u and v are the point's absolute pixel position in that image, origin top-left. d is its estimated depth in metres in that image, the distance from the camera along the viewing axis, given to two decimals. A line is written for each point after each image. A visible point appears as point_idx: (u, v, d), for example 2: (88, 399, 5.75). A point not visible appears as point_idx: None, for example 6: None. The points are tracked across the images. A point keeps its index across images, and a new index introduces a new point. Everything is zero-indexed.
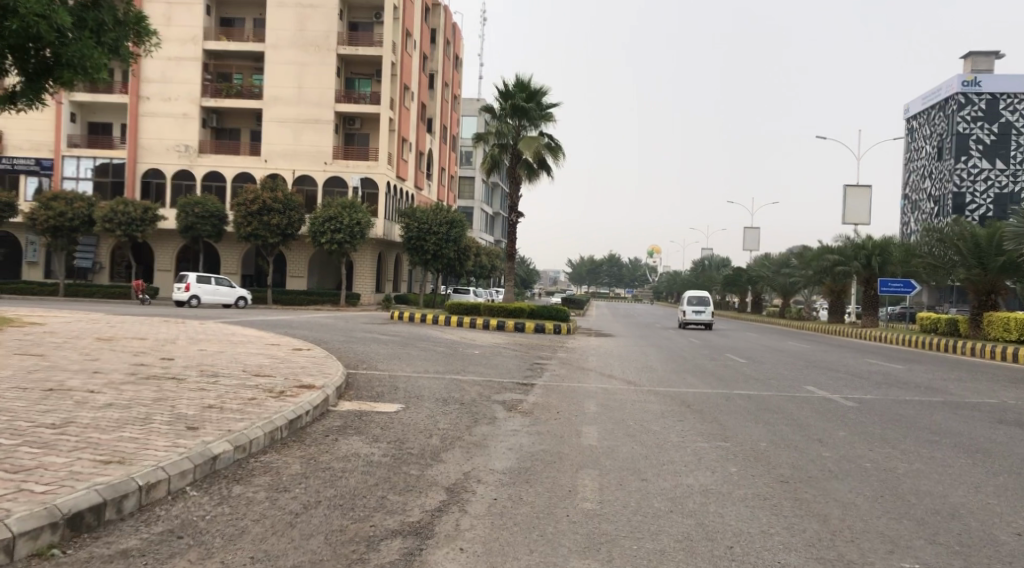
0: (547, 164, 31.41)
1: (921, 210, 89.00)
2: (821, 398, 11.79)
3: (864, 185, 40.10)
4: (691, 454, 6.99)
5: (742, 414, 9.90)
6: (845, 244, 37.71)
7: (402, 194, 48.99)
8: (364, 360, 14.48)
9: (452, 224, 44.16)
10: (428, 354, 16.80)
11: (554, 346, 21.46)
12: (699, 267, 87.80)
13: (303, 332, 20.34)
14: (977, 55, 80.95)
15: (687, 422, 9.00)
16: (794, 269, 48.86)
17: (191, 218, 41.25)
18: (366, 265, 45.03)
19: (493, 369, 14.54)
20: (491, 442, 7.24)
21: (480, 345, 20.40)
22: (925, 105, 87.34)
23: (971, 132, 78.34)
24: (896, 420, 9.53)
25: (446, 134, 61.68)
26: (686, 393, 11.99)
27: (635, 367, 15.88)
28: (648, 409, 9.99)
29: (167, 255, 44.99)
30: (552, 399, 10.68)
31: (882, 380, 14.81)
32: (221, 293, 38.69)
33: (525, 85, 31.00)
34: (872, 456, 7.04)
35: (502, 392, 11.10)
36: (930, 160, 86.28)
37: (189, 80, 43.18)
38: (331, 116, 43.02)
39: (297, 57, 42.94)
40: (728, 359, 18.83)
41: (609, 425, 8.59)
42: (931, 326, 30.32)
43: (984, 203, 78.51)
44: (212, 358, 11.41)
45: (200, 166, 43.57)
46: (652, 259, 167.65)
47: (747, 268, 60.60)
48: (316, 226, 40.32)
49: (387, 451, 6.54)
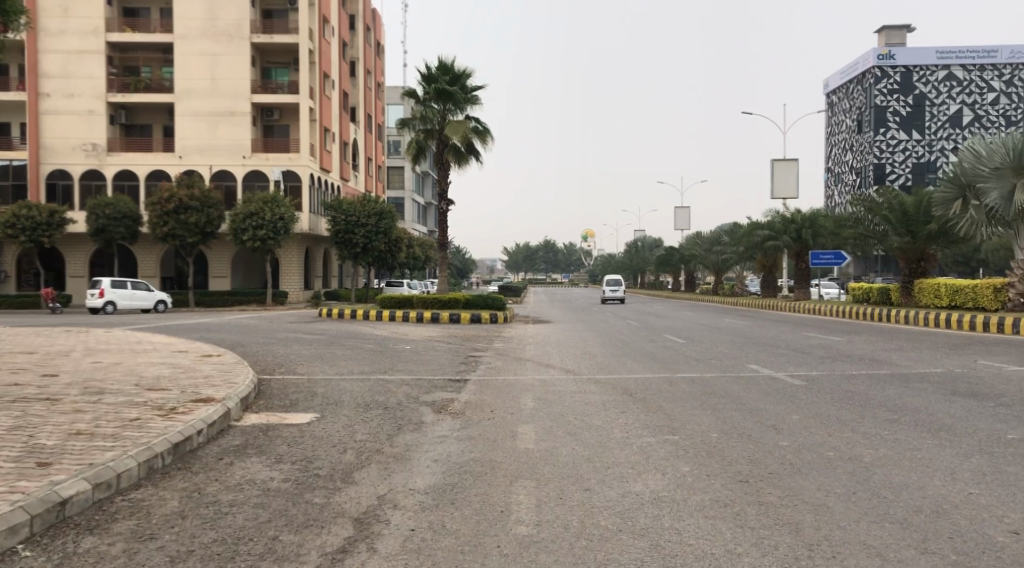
0: (475, 148, 30.49)
1: (844, 183, 91.28)
2: (767, 378, 11.29)
3: (791, 159, 40.45)
4: (640, 454, 6.27)
5: (688, 400, 9.26)
6: (774, 218, 37.92)
7: (327, 186, 47.35)
8: (283, 363, 13.36)
9: (381, 215, 42.93)
10: (355, 352, 15.76)
11: (489, 336, 20.60)
12: (632, 249, 88.16)
13: (221, 335, 19.00)
14: (890, 29, 83.07)
15: (632, 414, 8.29)
16: (726, 247, 49.21)
17: (102, 221, 38.86)
18: (293, 261, 43.38)
19: (425, 365, 13.62)
20: (414, 454, 6.38)
21: (412, 340, 19.40)
22: (843, 80, 89.45)
23: (888, 105, 80.59)
24: (849, 399, 9.03)
25: (371, 123, 60.01)
26: (629, 380, 11.30)
27: (575, 354, 15.17)
28: (591, 401, 9.26)
29: (78, 260, 42.42)
30: (486, 396, 9.87)
31: (825, 355, 14.44)
32: (139, 297, 36.61)
33: (448, 67, 29.99)
34: (834, 444, 6.44)
35: (432, 392, 10.24)
36: (850, 133, 88.49)
37: (92, 74, 40.67)
38: (248, 108, 41.07)
39: (208, 48, 40.83)
40: (668, 340, 18.31)
41: (548, 423, 7.82)
42: (863, 296, 30.61)
43: (903, 172, 80.83)
44: (105, 371, 10.17)
45: (110, 165, 41.17)
46: (587, 243, 168.56)
47: (680, 247, 60.91)
48: (237, 223, 38.53)
49: (290, 475, 5.61)
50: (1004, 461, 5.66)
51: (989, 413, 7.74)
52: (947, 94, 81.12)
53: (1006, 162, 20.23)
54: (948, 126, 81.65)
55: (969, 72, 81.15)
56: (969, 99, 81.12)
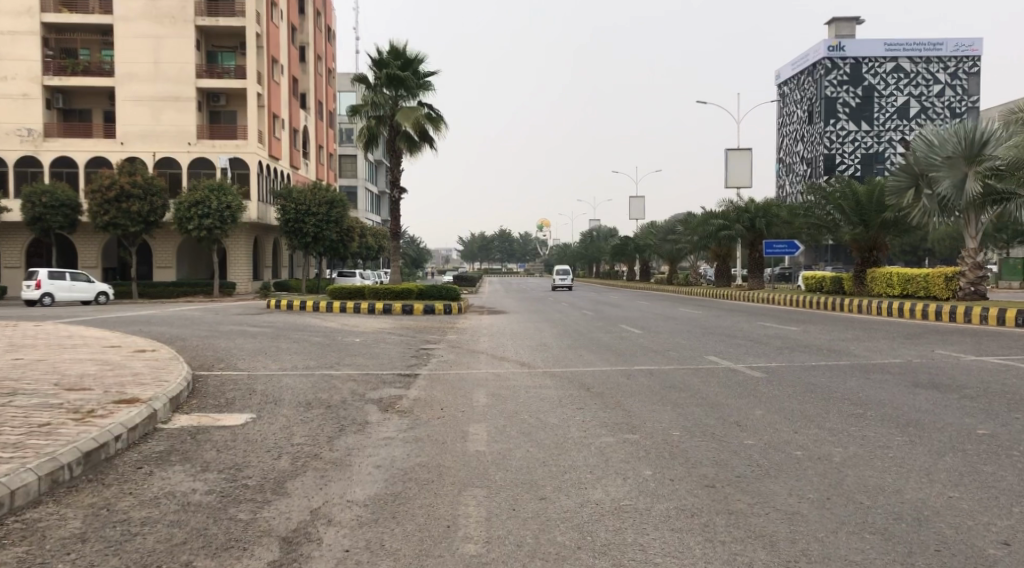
0: (428, 136, 29.83)
1: (794, 173, 92.59)
2: (726, 370, 11.03)
3: (744, 149, 40.62)
4: (600, 456, 5.88)
5: (647, 394, 8.90)
6: (728, 208, 38.02)
7: (276, 174, 46.13)
8: (224, 359, 12.64)
9: (332, 204, 41.99)
10: (301, 346, 15.08)
11: (443, 328, 20.07)
12: (587, 239, 88.21)
13: (159, 328, 18.08)
14: (840, 21, 84.36)
15: (589, 410, 7.90)
16: (681, 236, 49.36)
17: (38, 209, 37.19)
18: (241, 251, 42.17)
19: (374, 359, 13.05)
20: (356, 460, 5.89)
21: (363, 332, 18.76)
22: (794, 71, 90.65)
23: (838, 96, 81.92)
24: (810, 392, 8.78)
25: (321, 110, 58.72)
26: (585, 373, 10.93)
27: (530, 346, 14.78)
28: (546, 396, 8.84)
29: (13, 250, 40.58)
30: (437, 393, 9.38)
31: (782, 345, 14.26)
32: (78, 289, 35.11)
33: (400, 52, 29.25)
34: (801, 445, 6.14)
35: (380, 388, 9.73)
36: (801, 124, 89.72)
37: (27, 56, 38.83)
38: (193, 93, 39.69)
39: (150, 30, 39.29)
40: (624, 330, 18.04)
41: (501, 422, 7.38)
42: (816, 285, 30.82)
43: (852, 163, 82.02)
44: (24, 369, 9.37)
45: (46, 151, 39.40)
46: (542, 233, 168.57)
47: (635, 236, 61.00)
48: (182, 212, 37.23)
49: (216, 485, 5.08)
50: (978, 460, 5.42)
51: (954, 406, 7.54)
52: (894, 86, 82.68)
53: (957, 151, 20.43)
54: (895, 117, 83.22)
55: (915, 64, 82.91)
56: (915, 91, 82.88)
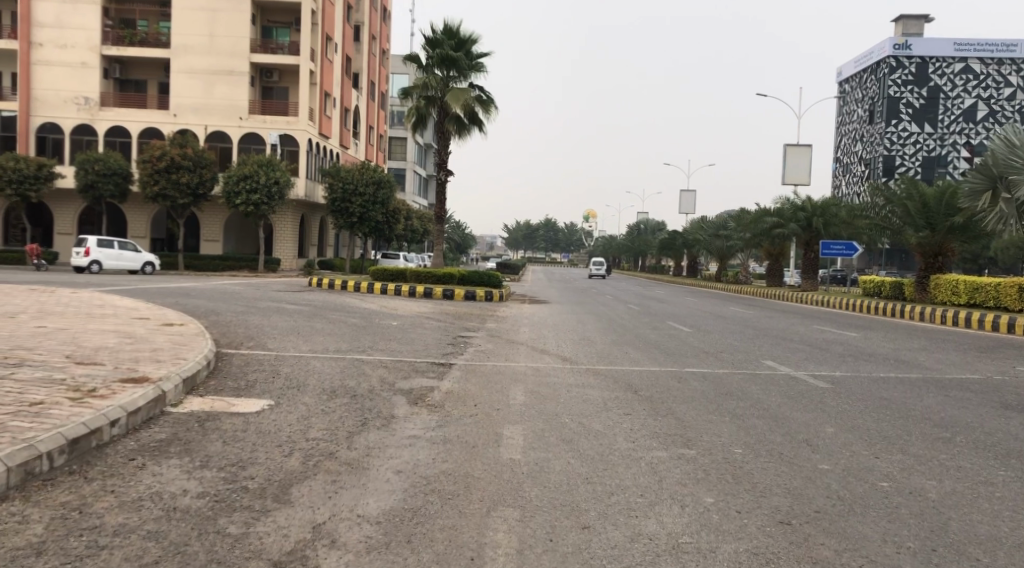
0: (477, 119, 29.11)
1: (852, 173, 89.78)
2: (787, 377, 10.12)
3: (805, 145, 39.10)
4: (650, 477, 5.14)
5: (701, 402, 8.09)
6: (784, 205, 36.62)
7: (325, 152, 45.92)
8: (254, 337, 12.10)
9: (380, 184, 41.64)
10: (335, 327, 14.51)
11: (483, 315, 19.41)
12: (634, 231, 86.82)
13: (194, 302, 17.69)
14: (908, 18, 81.23)
15: (638, 417, 7.13)
16: (732, 232, 47.99)
17: (91, 176, 37.49)
18: (287, 228, 42.09)
19: (410, 345, 12.43)
20: (375, 463, 5.22)
21: (401, 316, 18.17)
22: (856, 69, 87.74)
23: (901, 96, 79.00)
24: (885, 409, 7.89)
25: (373, 91, 58.44)
26: (631, 372, 10.14)
27: (572, 339, 14.04)
28: (590, 397, 8.09)
29: (66, 217, 41.02)
30: (473, 387, 8.66)
31: (843, 353, 13.26)
32: (125, 258, 35.27)
33: (454, 32, 28.51)
34: (888, 474, 5.31)
35: (412, 378, 9.08)
36: (861, 123, 86.88)
37: (87, 25, 39.17)
38: (247, 68, 39.60)
39: (207, 3, 39.27)
40: (671, 328, 17.17)
41: (540, 425, 6.66)
42: (874, 289, 29.43)
43: (913, 165, 79.08)
44: (41, 337, 8.91)
45: (101, 121, 39.65)
46: (589, 223, 167.34)
47: (683, 231, 59.65)
48: (231, 186, 37.18)
49: (213, 487, 4.45)
50: None
51: None
52: (962, 87, 79.32)
53: None
54: (961, 120, 79.97)
55: (986, 66, 79.26)
56: (985, 93, 79.33)
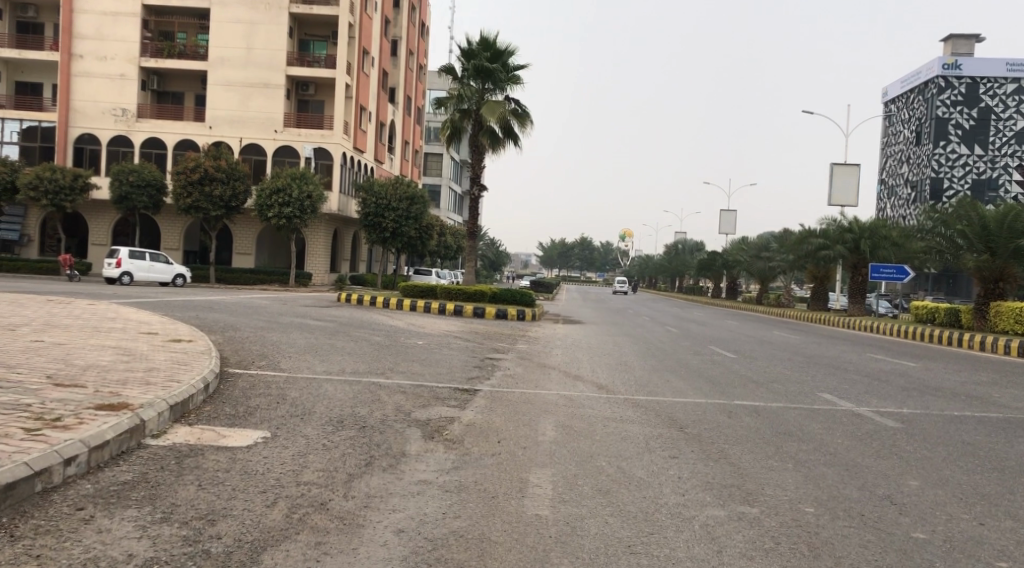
0: (513, 133, 28.37)
1: (897, 196, 87.36)
2: (850, 415, 9.04)
3: (852, 164, 37.70)
4: (706, 547, 4.21)
5: (757, 443, 7.09)
6: (829, 226, 35.23)
7: (359, 166, 45.58)
8: (268, 356, 11.31)
9: (413, 200, 41.11)
10: (356, 346, 13.70)
11: (516, 336, 18.49)
12: (671, 251, 85.40)
13: (215, 316, 17.01)
14: (956, 38, 79.05)
15: (686, 462, 6.18)
16: (775, 254, 46.59)
17: (125, 187, 37.46)
18: (319, 242, 41.67)
19: (435, 367, 11.58)
20: (374, 519, 4.34)
21: (429, 334, 17.36)
22: (903, 89, 85.67)
23: (950, 117, 76.68)
24: (973, 457, 6.82)
25: (410, 107, 58.19)
26: (675, 405, 9.16)
27: (610, 364, 13.08)
28: (630, 435, 7.14)
29: (102, 228, 41.07)
30: (498, 419, 7.74)
31: (907, 386, 12.08)
32: (156, 270, 35.04)
33: (490, 44, 27.85)
34: (1010, 554, 4.28)
35: (430, 407, 8.18)
36: (908, 145, 84.65)
37: (126, 38, 39.37)
38: (283, 81, 39.41)
39: (245, 16, 39.28)
40: (715, 353, 16.06)
41: (574, 470, 5.76)
42: (927, 316, 27.96)
43: (961, 188, 76.66)
44: (31, 353, 8.18)
45: (138, 132, 39.65)
46: (625, 243, 166.26)
47: (722, 252, 58.25)
48: (264, 199, 36.85)
49: (167, 552, 3.60)
50: None
51: None
52: (1014, 109, 76.70)
53: None
54: (1013, 142, 77.35)
55: None
56: None
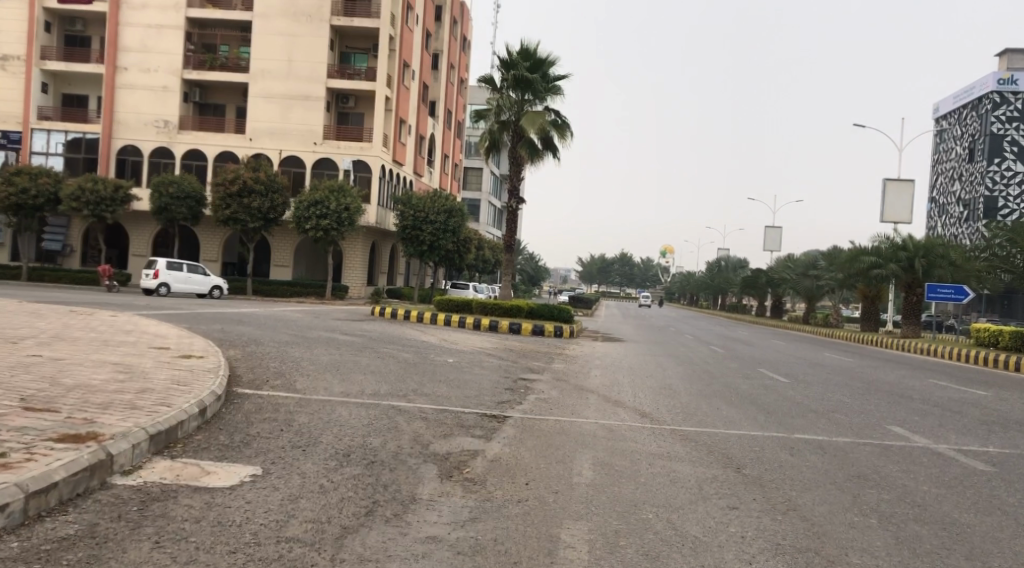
0: (552, 144, 27.57)
1: (950, 214, 84.52)
2: (930, 453, 7.90)
3: (906, 180, 36.10)
4: None
5: (830, 489, 6.03)
6: (883, 244, 33.61)
7: (398, 179, 45.14)
8: (285, 374, 10.51)
9: (451, 213, 40.42)
10: (382, 364, 12.89)
11: (552, 354, 17.54)
12: (714, 268, 83.70)
13: (241, 330, 16.37)
14: (1014, 52, 76.24)
15: (750, 515, 5.17)
16: (824, 272, 44.96)
17: (165, 199, 37.43)
18: (356, 255, 41.23)
19: (462, 390, 10.65)
20: None
21: (460, 351, 16.52)
22: (956, 104, 83.02)
23: (1006, 133, 73.89)
24: None
25: (450, 120, 57.82)
26: (728, 438, 8.11)
27: (655, 389, 12.01)
28: (680, 478, 6.14)
29: (142, 238, 41.17)
30: (527, 454, 6.78)
31: (986, 420, 10.80)
32: (194, 282, 34.80)
33: (531, 53, 27.10)
34: None
35: (454, 439, 7.25)
36: (961, 161, 81.92)
37: (170, 50, 39.53)
38: (323, 93, 39.16)
39: (287, 28, 39.17)
40: (766, 377, 14.89)
41: (614, 524, 4.82)
42: (990, 339, 26.30)
43: (1017, 207, 73.63)
44: (21, 371, 7.46)
45: (180, 144, 39.68)
46: (665, 259, 164.59)
47: (767, 269, 56.56)
48: (301, 211, 36.48)
49: None
50: None
51: None
52: None
53: None
54: None
55: None
56: None
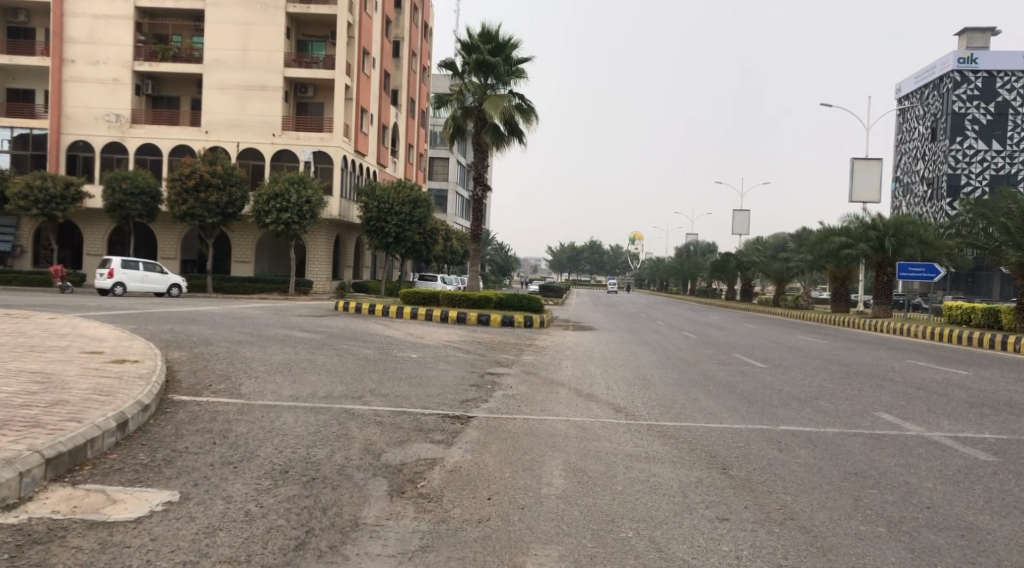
0: (517, 129, 26.80)
1: (913, 193, 85.35)
2: (927, 443, 7.33)
3: (874, 159, 35.90)
4: None
5: (828, 492, 5.41)
6: (852, 224, 33.42)
7: (361, 169, 44.06)
8: (229, 377, 9.66)
9: (416, 203, 39.49)
10: (340, 362, 12.10)
11: (521, 345, 16.87)
12: (682, 253, 83.68)
13: (192, 330, 15.47)
14: (972, 31, 76.85)
15: (744, 529, 4.53)
16: (792, 255, 44.87)
17: (118, 195, 35.99)
18: (320, 249, 40.15)
19: (426, 388, 9.91)
20: None
21: (425, 346, 15.78)
22: (917, 85, 83.64)
23: (967, 112, 74.53)
24: None
25: (413, 108, 56.74)
26: (709, 434, 7.46)
27: (631, 380, 11.35)
28: (661, 484, 5.47)
29: (97, 237, 39.70)
30: (491, 461, 6.08)
31: (974, 402, 10.33)
32: (151, 280, 33.49)
33: (492, 36, 26.26)
34: None
35: (412, 446, 6.51)
36: (923, 141, 82.70)
37: (119, 41, 38.00)
38: (280, 83, 37.92)
39: (241, 16, 37.85)
40: (742, 363, 14.35)
41: (591, 548, 4.13)
42: (962, 317, 26.18)
43: (979, 185, 74.31)
44: None
45: (132, 138, 38.21)
46: (634, 246, 164.75)
47: (736, 253, 56.43)
48: (261, 204, 35.32)
49: None
50: None
51: None
52: None
53: None
54: None
55: None
56: None
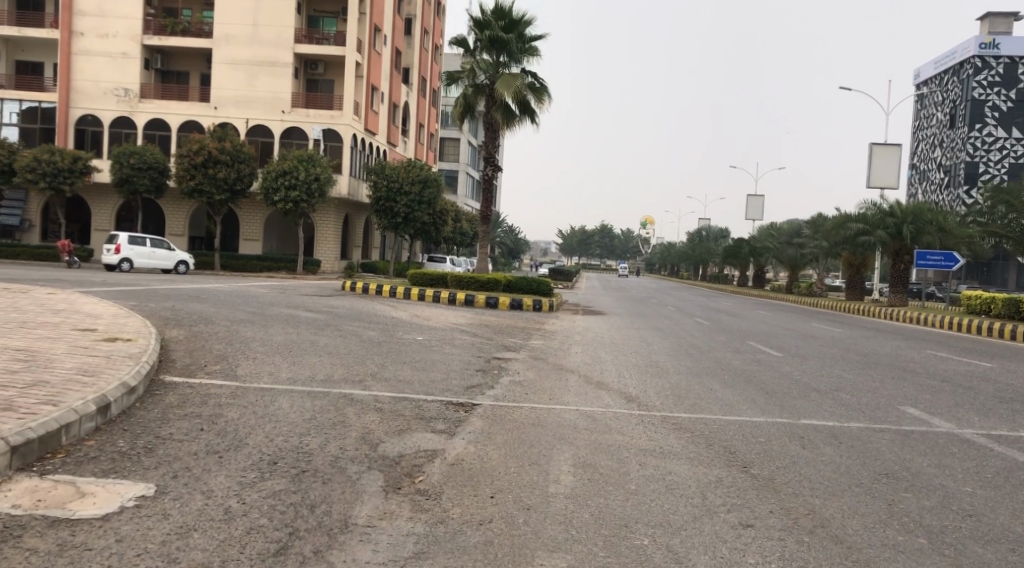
0: (529, 108, 26.26)
1: (930, 180, 84.16)
2: (958, 441, 6.89)
3: (893, 145, 35.13)
4: None
5: (860, 496, 4.98)
6: (869, 210, 32.75)
7: (371, 148, 43.57)
8: (227, 358, 9.30)
9: (425, 183, 39.00)
10: (344, 344, 11.72)
11: (529, 329, 16.44)
12: (693, 238, 82.90)
13: (195, 308, 15.13)
14: (994, 16, 75.37)
15: (772, 538, 4.11)
16: (806, 242, 44.22)
17: (126, 170, 35.65)
18: (329, 228, 39.77)
19: (430, 373, 9.50)
20: None
21: (431, 328, 15.40)
22: (936, 71, 82.26)
23: (987, 99, 73.24)
24: None
25: (424, 88, 56.12)
26: (727, 428, 7.03)
27: (644, 368, 10.94)
28: (677, 484, 5.06)
29: (105, 212, 39.43)
30: (496, 454, 5.68)
31: (1003, 396, 9.86)
32: (158, 256, 33.23)
33: (505, 13, 25.66)
34: None
35: (413, 436, 6.12)
36: (941, 128, 81.41)
37: (128, 14, 37.53)
38: (290, 59, 37.40)
39: None
40: (757, 351, 13.90)
41: (602, 558, 3.74)
42: (981, 307, 25.58)
43: (997, 173, 73.08)
44: None
45: (141, 113, 37.81)
46: (645, 230, 163.73)
47: (748, 239, 55.75)
48: (270, 181, 34.92)
49: None
50: None
51: None
52: None
53: None
54: None
55: None
56: None
